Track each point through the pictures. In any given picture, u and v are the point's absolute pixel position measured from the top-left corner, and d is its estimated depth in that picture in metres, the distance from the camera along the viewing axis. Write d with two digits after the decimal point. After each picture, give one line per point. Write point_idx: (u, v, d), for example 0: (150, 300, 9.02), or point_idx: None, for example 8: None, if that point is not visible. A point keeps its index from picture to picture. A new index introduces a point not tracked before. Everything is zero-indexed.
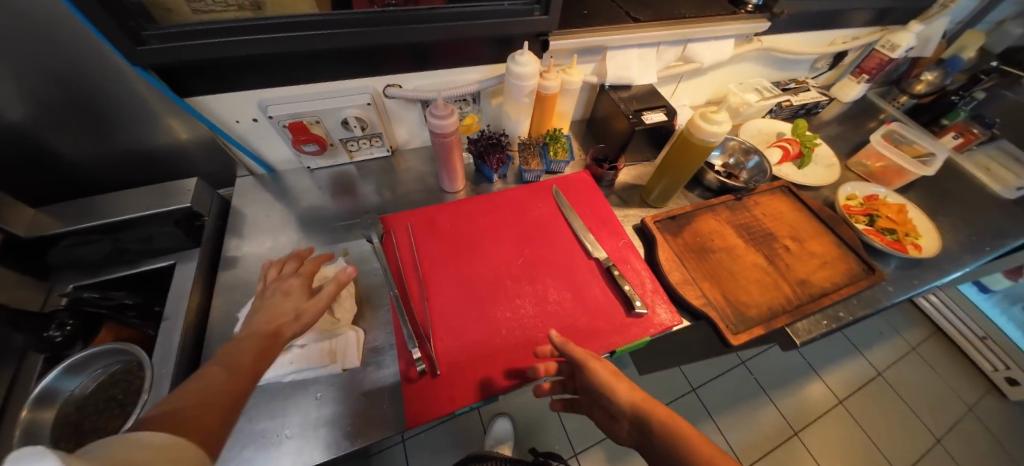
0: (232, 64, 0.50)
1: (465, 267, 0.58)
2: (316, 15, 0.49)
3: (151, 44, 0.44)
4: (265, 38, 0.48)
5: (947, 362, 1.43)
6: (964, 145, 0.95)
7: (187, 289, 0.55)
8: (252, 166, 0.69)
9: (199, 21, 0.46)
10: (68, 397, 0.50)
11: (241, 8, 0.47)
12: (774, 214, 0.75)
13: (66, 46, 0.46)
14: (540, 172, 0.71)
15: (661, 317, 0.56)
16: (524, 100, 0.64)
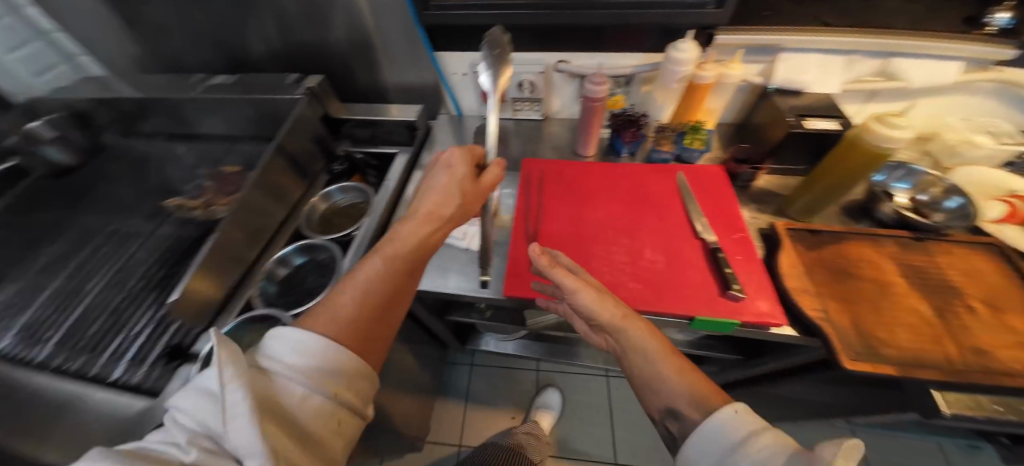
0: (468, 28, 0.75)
1: (578, 210, 0.68)
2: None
3: (431, 10, 0.71)
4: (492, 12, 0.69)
5: None
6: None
7: (400, 168, 0.81)
8: (450, 108, 0.96)
9: None
10: (331, 203, 0.79)
11: None
12: (975, 270, 0.58)
13: (388, 9, 0.76)
14: (670, 156, 0.75)
15: (760, 309, 0.54)
16: (675, 85, 0.70)
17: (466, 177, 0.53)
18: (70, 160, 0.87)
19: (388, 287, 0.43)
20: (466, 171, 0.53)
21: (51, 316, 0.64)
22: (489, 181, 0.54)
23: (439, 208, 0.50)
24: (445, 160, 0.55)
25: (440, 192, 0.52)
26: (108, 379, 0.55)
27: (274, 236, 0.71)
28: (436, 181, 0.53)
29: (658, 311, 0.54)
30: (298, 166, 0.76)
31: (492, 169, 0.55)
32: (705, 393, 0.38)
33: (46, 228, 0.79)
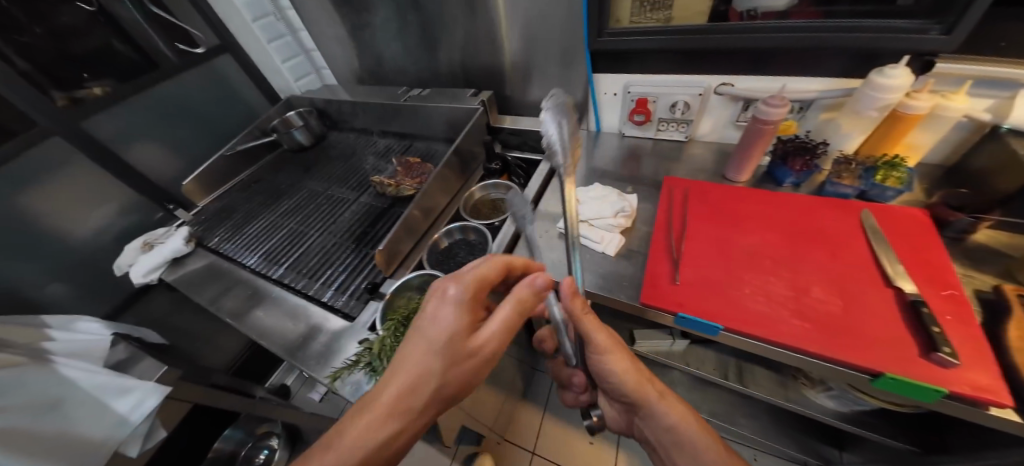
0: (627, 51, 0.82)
1: (726, 232, 0.65)
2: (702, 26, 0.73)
3: (605, 36, 0.82)
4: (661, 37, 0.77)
5: None
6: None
7: (545, 173, 0.89)
8: (590, 124, 1.03)
9: (632, 25, 0.81)
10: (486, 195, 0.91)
11: (658, 20, 0.79)
12: None
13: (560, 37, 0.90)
14: (851, 190, 0.68)
15: (981, 383, 0.43)
16: (873, 114, 0.64)
17: (468, 334, 0.48)
18: (309, 142, 1.21)
19: (382, 455, 0.43)
20: (457, 321, 0.48)
21: (286, 247, 0.88)
22: (502, 320, 0.51)
23: (448, 366, 0.47)
24: (444, 294, 0.49)
25: (434, 344, 0.47)
26: (320, 299, 0.74)
27: (440, 214, 0.86)
28: (435, 329, 0.48)
29: (827, 354, 0.49)
30: (463, 161, 0.90)
31: (505, 304, 0.51)
32: (706, 439, 0.54)
33: (285, 185, 1.09)
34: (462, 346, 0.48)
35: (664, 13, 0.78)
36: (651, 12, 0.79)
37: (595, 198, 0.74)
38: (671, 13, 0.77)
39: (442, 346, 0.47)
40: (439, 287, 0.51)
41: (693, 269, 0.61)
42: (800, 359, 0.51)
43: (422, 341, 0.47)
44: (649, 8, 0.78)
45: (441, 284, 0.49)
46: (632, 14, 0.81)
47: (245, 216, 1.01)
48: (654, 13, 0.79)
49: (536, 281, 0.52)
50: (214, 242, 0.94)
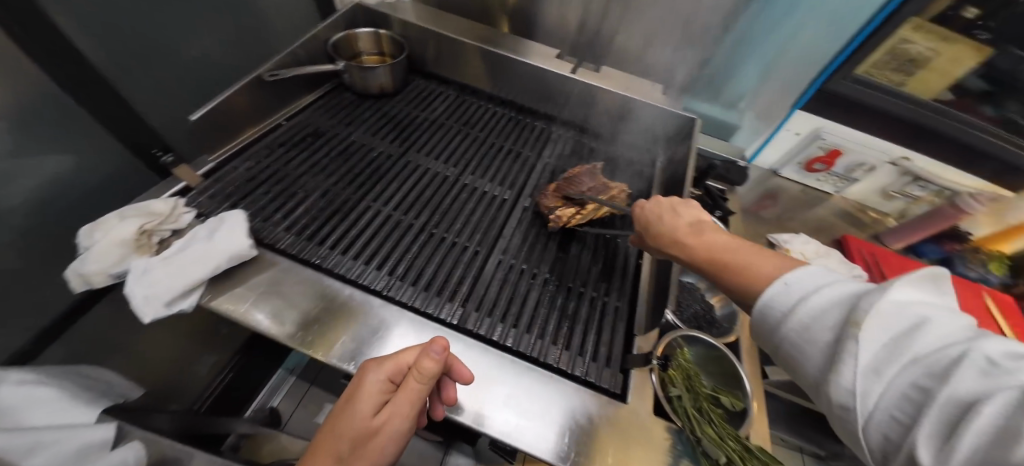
0: (873, 105, 0.77)
1: None
2: (945, 110, 0.76)
3: (837, 82, 0.77)
4: (903, 104, 0.76)
5: None
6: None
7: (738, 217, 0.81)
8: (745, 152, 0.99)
9: (862, 75, 0.77)
10: None
11: (890, 80, 0.78)
12: None
13: (769, 61, 0.81)
14: (978, 274, 0.84)
15: None
16: (1012, 216, 0.82)
17: (368, 414, 0.38)
18: (393, 87, 0.82)
19: None
20: (371, 388, 0.39)
21: (439, 269, 0.57)
22: (407, 400, 0.39)
23: (337, 444, 0.37)
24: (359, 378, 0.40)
25: (342, 438, 0.37)
26: (551, 364, 0.51)
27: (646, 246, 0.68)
28: (343, 416, 0.39)
29: None
30: (671, 180, 0.76)
31: (409, 379, 0.39)
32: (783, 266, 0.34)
33: (381, 154, 0.71)
34: (363, 430, 0.38)
35: (901, 76, 0.77)
36: (891, 70, 0.77)
37: (822, 255, 0.75)
38: (907, 79, 0.77)
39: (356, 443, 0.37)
40: (360, 373, 0.41)
41: None
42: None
43: (328, 451, 0.37)
44: (893, 65, 0.76)
45: (359, 368, 0.40)
46: (873, 64, 0.76)
47: (326, 198, 0.63)
48: (893, 73, 0.77)
49: (430, 350, 0.38)
50: (295, 249, 0.56)
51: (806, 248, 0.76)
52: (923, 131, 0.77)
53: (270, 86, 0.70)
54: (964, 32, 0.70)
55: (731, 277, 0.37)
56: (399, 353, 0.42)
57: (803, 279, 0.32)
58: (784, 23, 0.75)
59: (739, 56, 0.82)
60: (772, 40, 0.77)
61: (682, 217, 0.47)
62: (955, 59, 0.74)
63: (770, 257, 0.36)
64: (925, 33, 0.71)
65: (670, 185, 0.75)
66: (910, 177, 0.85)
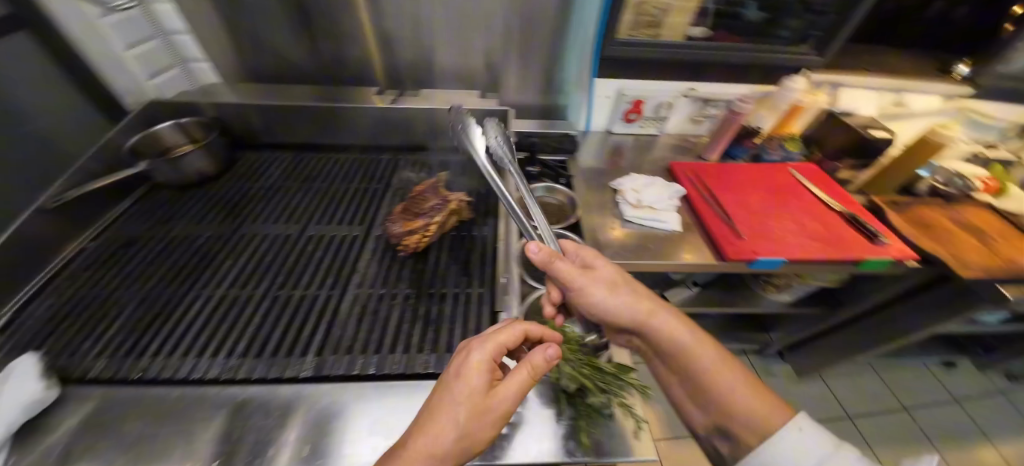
0: (645, 56, 0.93)
1: (739, 194, 0.89)
2: (696, 42, 0.95)
3: (612, 47, 0.91)
4: (667, 47, 0.93)
5: None
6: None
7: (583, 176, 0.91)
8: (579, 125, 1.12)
9: (627, 37, 0.92)
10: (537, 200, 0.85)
11: (648, 35, 0.93)
12: (978, 218, 0.90)
13: (553, 45, 0.93)
14: (778, 156, 1.02)
15: (899, 248, 0.76)
16: (782, 106, 0.96)
17: (480, 398, 0.40)
18: (214, 169, 0.80)
19: None
20: (482, 380, 0.41)
21: (290, 326, 0.56)
22: (516, 388, 0.42)
23: (456, 430, 0.38)
24: (464, 361, 0.42)
25: (462, 424, 0.38)
26: (418, 372, 0.51)
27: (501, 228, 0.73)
28: (450, 404, 0.39)
29: (836, 258, 0.75)
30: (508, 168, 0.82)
31: (517, 373, 0.42)
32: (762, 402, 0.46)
33: (214, 237, 0.69)
34: (477, 413, 0.39)
35: (654, 29, 0.93)
36: (643, 28, 0.92)
37: (648, 184, 0.86)
38: (659, 30, 0.93)
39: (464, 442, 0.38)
40: (461, 356, 0.42)
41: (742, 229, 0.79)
42: (824, 266, 0.77)
43: (440, 441, 0.37)
44: (643, 24, 0.92)
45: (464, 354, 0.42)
46: (630, 27, 0.92)
47: (149, 302, 0.59)
48: (646, 29, 0.92)
49: (547, 352, 0.43)
50: (109, 370, 0.51)
51: (636, 184, 0.86)
52: (689, 62, 0.97)
53: (55, 212, 0.65)
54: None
55: (724, 400, 0.48)
56: (498, 335, 0.44)
57: (806, 438, 0.40)
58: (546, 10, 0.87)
59: (530, 46, 0.94)
60: (545, 26, 0.90)
61: (642, 305, 0.55)
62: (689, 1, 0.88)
63: (760, 394, 0.47)
64: None
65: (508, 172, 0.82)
66: (700, 102, 1.04)
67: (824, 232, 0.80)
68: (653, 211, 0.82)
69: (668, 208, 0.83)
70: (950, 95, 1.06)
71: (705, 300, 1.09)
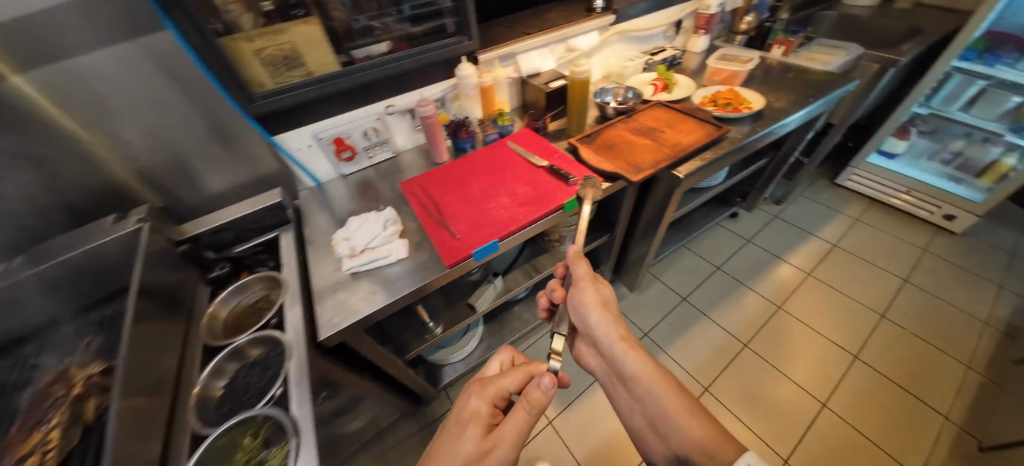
0: (309, 97, 0.86)
1: (459, 190, 0.89)
2: (353, 64, 0.89)
3: (258, 101, 0.81)
4: (323, 82, 0.86)
5: (888, 221, 1.69)
6: (788, 50, 1.32)
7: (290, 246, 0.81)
8: (305, 182, 1.02)
9: (277, 85, 0.85)
10: (232, 306, 0.74)
11: (299, 76, 0.87)
12: (654, 116, 1.05)
13: (201, 113, 0.77)
14: (496, 133, 1.07)
15: (588, 180, 0.85)
16: (471, 91, 1.02)
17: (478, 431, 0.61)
18: None
19: None
20: (484, 416, 0.63)
21: None
22: (512, 420, 0.61)
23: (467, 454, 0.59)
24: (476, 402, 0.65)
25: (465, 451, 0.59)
26: None
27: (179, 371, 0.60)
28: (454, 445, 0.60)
29: (541, 213, 0.80)
30: (172, 294, 0.67)
31: (515, 412, 0.61)
32: (691, 418, 0.57)
33: None
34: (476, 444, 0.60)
35: (300, 69, 0.86)
36: (286, 71, 0.85)
37: (357, 227, 0.78)
38: (307, 67, 0.86)
39: (471, 459, 0.58)
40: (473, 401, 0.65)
41: (459, 226, 0.79)
42: (539, 224, 0.81)
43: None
44: (283, 67, 0.84)
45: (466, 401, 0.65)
46: (270, 76, 0.84)
47: None
48: (290, 72, 0.85)
49: (542, 383, 0.60)
50: None
51: (347, 231, 0.78)
52: (361, 85, 0.92)
53: None
54: (286, 19, 0.79)
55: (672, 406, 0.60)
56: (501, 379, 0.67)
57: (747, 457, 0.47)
58: (154, 84, 0.70)
59: (170, 127, 0.75)
60: (172, 97, 0.72)
61: (617, 331, 0.71)
62: (309, 37, 0.83)
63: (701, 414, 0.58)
64: (261, 39, 0.78)
65: (174, 299, 0.67)
66: (406, 115, 1.05)
67: (532, 193, 0.85)
68: (373, 247, 0.76)
69: (386, 240, 0.77)
70: (604, 25, 1.20)
71: (511, 283, 1.13)
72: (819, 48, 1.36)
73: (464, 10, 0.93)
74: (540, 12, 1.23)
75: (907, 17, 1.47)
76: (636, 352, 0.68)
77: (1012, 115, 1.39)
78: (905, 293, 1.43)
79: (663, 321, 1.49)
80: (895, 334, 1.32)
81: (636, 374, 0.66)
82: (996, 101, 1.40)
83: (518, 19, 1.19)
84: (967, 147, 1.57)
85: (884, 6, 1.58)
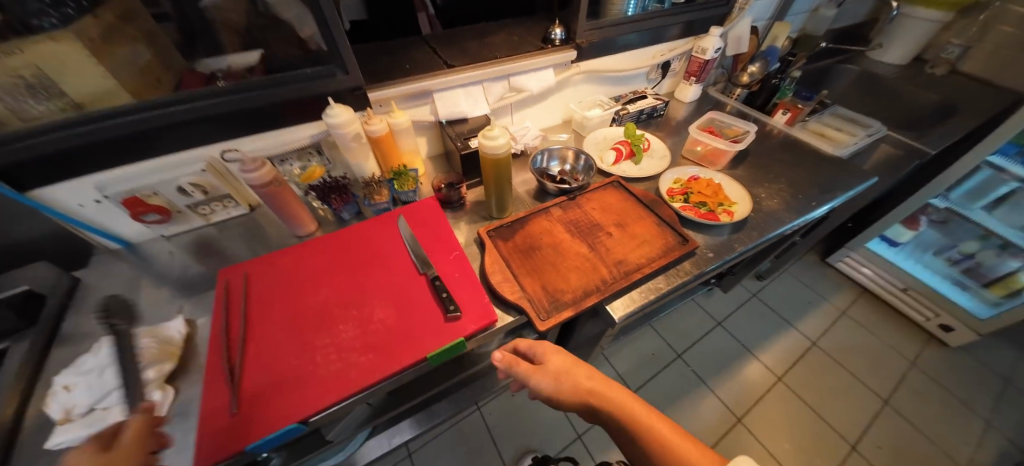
0: (77, 146, 0.55)
1: (296, 301, 0.63)
2: (166, 94, 0.58)
3: None
4: (101, 124, 0.55)
5: (877, 319, 1.44)
6: (794, 118, 1.06)
7: (14, 366, 0.52)
8: (103, 243, 0.72)
9: (27, 126, 0.53)
10: None
11: (64, 108, 0.55)
12: (603, 206, 0.77)
13: None
14: (387, 204, 0.77)
15: (473, 315, 0.58)
16: (353, 144, 0.72)
17: None
18: None
19: None
20: None
21: None
22: None
23: None
24: None
25: None
26: None
27: None
28: None
29: (386, 372, 0.53)
30: None
31: None
32: None
33: None
34: None
35: (65, 100, 0.54)
36: (46, 102, 0.53)
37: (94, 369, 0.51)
38: (74, 99, 0.55)
39: None
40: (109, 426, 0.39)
41: (259, 379, 0.53)
42: (387, 383, 0.55)
43: None
44: (35, 98, 0.53)
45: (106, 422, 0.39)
46: (15, 111, 0.52)
47: None
48: (53, 103, 0.54)
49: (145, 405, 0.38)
50: None
51: (77, 374, 0.51)
52: (179, 128, 0.61)
53: None
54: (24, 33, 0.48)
55: None
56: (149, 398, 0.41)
57: None
58: None
59: None
60: None
61: (587, 383, 0.51)
62: (71, 60, 0.51)
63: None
64: None
65: None
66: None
67: (390, 327, 0.57)
68: (102, 407, 0.49)
69: (125, 399, 0.50)
70: (564, 62, 0.90)
71: (399, 393, 0.82)
72: (830, 120, 1.11)
73: (331, 30, 0.61)
74: (484, 34, 0.93)
75: (943, 87, 1.20)
76: (610, 406, 0.49)
77: None
78: (882, 418, 1.19)
79: None
80: None
81: (620, 431, 0.48)
82: None
83: (451, 41, 0.89)
84: (980, 251, 1.30)
85: (915, 68, 1.30)
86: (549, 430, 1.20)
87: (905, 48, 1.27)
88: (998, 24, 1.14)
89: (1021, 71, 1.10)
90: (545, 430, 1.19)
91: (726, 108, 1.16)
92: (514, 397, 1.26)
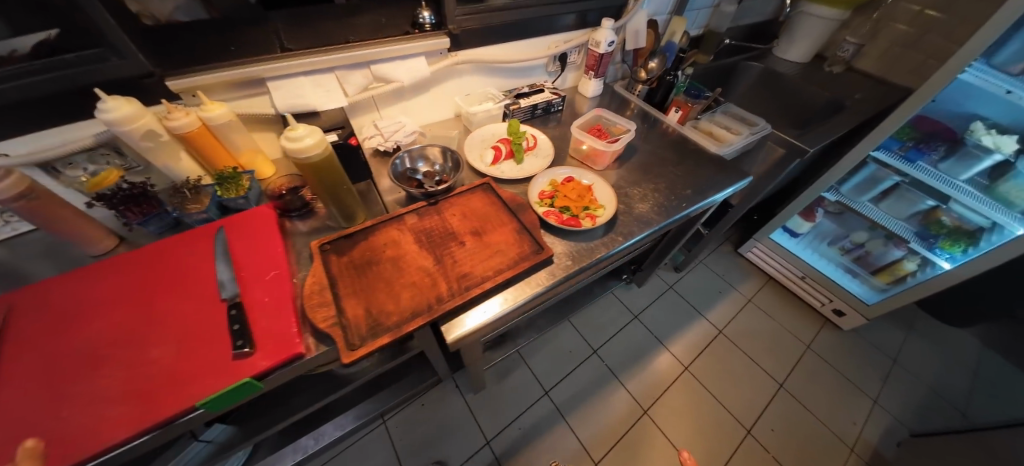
0: None
1: (54, 340, 0.51)
2: None
3: None
4: None
5: (779, 304, 1.51)
6: (685, 116, 1.04)
7: None
8: None
9: None
10: None
11: None
12: (466, 211, 0.71)
13: None
14: (211, 213, 0.66)
15: (269, 351, 0.49)
16: (147, 143, 0.60)
17: None
18: None
19: None
20: None
21: None
22: None
23: None
24: None
25: None
26: None
27: None
28: None
29: (140, 428, 0.43)
30: None
31: None
32: None
33: None
34: None
35: None
36: None
37: None
38: None
39: None
40: None
41: None
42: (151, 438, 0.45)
43: None
44: None
45: None
46: None
47: None
48: None
49: None
50: None
51: None
52: None
53: None
54: None
55: None
56: None
57: None
58: None
59: None
60: None
61: None
62: None
63: None
64: None
65: None
66: (37, 167, 0.59)
67: (165, 369, 0.48)
68: None
69: None
70: (438, 49, 0.82)
71: (248, 424, 0.73)
72: (721, 119, 1.09)
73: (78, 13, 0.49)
74: None
75: (835, 86, 1.24)
76: None
77: (921, 217, 1.20)
78: (778, 403, 1.24)
79: (512, 424, 1.17)
80: (757, 457, 1.12)
81: None
82: (907, 200, 1.19)
83: None
84: (869, 240, 1.37)
85: (815, 66, 1.34)
86: (455, 438, 1.14)
87: (806, 45, 1.30)
88: (891, 25, 1.19)
89: (909, 67, 1.16)
90: (451, 436, 1.14)
91: (631, 105, 1.12)
92: (424, 407, 1.19)
